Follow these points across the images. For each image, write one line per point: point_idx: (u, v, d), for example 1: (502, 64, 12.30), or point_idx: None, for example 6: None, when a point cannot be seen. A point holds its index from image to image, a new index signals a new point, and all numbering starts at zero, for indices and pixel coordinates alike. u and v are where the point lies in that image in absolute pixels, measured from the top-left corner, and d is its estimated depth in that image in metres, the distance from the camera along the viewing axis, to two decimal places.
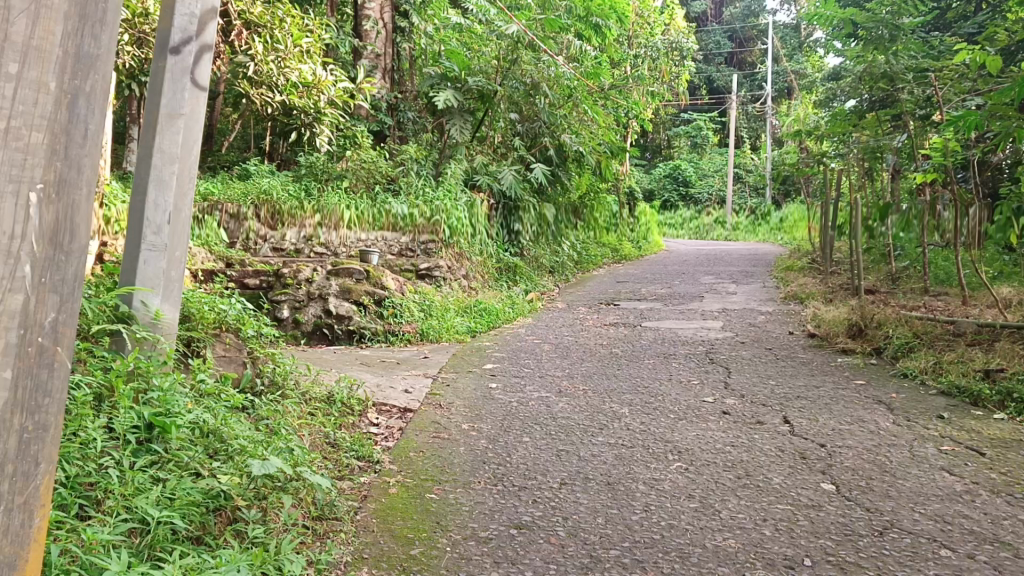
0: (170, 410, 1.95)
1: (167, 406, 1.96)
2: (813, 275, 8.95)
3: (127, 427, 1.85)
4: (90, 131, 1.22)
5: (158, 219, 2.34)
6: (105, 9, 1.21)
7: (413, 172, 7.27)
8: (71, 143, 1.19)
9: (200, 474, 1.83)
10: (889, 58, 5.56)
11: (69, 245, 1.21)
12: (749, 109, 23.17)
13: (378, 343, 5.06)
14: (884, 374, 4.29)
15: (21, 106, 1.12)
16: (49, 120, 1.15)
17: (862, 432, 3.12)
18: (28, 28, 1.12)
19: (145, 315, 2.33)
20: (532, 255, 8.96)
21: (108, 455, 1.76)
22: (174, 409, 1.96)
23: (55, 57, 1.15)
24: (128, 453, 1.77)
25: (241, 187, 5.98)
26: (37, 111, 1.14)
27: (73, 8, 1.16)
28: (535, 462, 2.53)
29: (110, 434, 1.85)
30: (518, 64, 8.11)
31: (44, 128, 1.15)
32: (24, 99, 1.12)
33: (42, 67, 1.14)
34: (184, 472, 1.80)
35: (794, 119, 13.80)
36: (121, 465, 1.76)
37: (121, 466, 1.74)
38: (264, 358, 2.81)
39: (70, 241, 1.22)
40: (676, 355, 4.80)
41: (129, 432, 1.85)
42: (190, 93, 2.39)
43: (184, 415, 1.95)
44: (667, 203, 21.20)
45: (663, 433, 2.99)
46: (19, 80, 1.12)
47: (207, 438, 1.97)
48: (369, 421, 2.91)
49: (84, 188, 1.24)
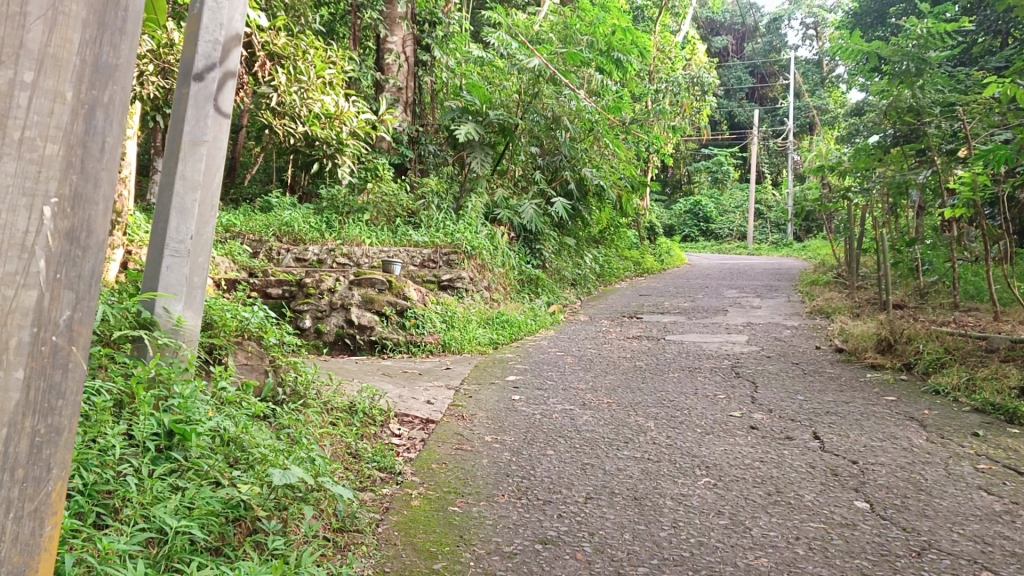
0: (191, 416, 1.92)
1: (187, 412, 1.93)
2: (839, 289, 8.87)
3: (147, 434, 1.82)
4: (107, 144, 1.17)
5: (178, 245, 2.24)
6: (125, 18, 1.16)
7: (433, 205, 7.70)
8: (88, 156, 1.14)
9: (219, 483, 1.79)
10: (916, 91, 5.84)
11: (86, 240, 1.17)
12: (770, 144, 23.62)
13: (401, 353, 5.02)
14: (915, 391, 4.20)
15: (36, 116, 1.07)
16: (64, 132, 1.10)
17: (895, 449, 3.04)
18: (44, 36, 1.07)
19: (166, 324, 2.25)
20: (555, 268, 8.92)
21: (127, 463, 1.74)
22: (195, 416, 1.93)
23: (73, 66, 1.10)
24: (147, 461, 1.74)
25: (264, 221, 6.75)
26: (53, 122, 1.09)
27: (91, 17, 1.11)
28: (560, 474, 2.49)
29: (129, 441, 1.81)
30: (540, 97, 8.39)
31: (60, 140, 1.10)
32: (40, 109, 1.07)
33: (59, 76, 1.09)
34: (204, 481, 1.77)
35: (814, 157, 13.87)
36: (140, 472, 1.72)
37: (140, 474, 1.70)
38: (287, 366, 2.78)
39: (87, 238, 1.17)
40: (701, 368, 4.74)
41: (149, 440, 1.82)
42: (214, 120, 2.27)
43: (205, 421, 1.92)
44: (687, 237, 22.27)
45: (690, 447, 2.92)
46: (35, 89, 1.06)
47: (228, 444, 1.94)
48: (391, 431, 2.87)
49: (101, 203, 1.18)
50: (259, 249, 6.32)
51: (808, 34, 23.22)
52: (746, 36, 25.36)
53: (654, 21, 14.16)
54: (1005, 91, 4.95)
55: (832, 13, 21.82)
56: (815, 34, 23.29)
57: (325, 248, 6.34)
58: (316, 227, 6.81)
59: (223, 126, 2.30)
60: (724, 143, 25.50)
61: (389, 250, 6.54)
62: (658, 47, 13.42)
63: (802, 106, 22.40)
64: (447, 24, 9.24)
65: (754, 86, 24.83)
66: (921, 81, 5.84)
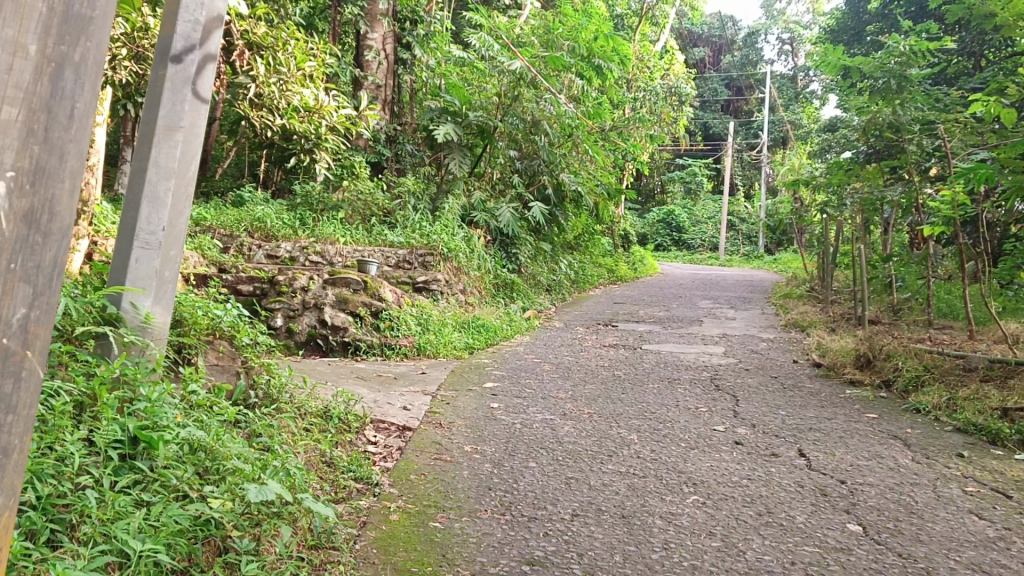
0: (158, 423, 1.78)
1: (154, 419, 1.79)
2: (812, 303, 8.88)
3: (109, 441, 1.68)
4: (76, 111, 1.11)
5: (149, 236, 2.09)
6: None
7: (409, 206, 7.58)
8: (53, 125, 1.07)
9: (188, 497, 1.66)
10: (896, 109, 5.80)
11: (46, 225, 1.10)
12: (743, 156, 23.79)
13: (374, 356, 4.89)
14: (896, 409, 4.16)
15: None
16: (26, 93, 1.03)
17: (882, 469, 2.98)
18: None
19: (133, 320, 2.09)
20: (530, 273, 8.83)
21: (85, 474, 1.60)
22: (163, 422, 1.79)
23: (38, 19, 1.03)
24: (109, 472, 1.61)
25: (236, 216, 6.58)
26: (13, 80, 1.02)
27: None
28: (543, 489, 2.38)
29: (89, 448, 1.68)
30: (519, 100, 8.30)
31: (20, 102, 1.03)
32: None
33: (21, 25, 1.02)
34: (171, 494, 1.64)
35: (787, 171, 13.93)
36: (101, 485, 1.59)
37: (100, 486, 1.57)
38: (259, 368, 2.64)
39: (48, 222, 1.09)
40: (681, 380, 4.67)
41: (111, 447, 1.69)
42: (191, 105, 2.12)
43: (172, 427, 1.78)
44: (659, 247, 22.35)
45: (676, 462, 2.84)
46: None
47: (198, 451, 1.81)
48: (367, 439, 2.74)
49: (67, 180, 1.12)
50: (229, 245, 6.18)
51: (784, 48, 23.44)
52: (723, 48, 25.53)
53: (633, 30, 14.17)
54: (989, 110, 4.93)
55: (807, 29, 22.06)
56: (791, 49, 23.52)
57: (298, 245, 6.20)
58: (289, 223, 6.65)
59: (201, 112, 2.16)
60: (698, 154, 25.61)
61: (363, 250, 6.40)
62: (638, 55, 13.38)
63: (776, 120, 22.57)
64: (428, 24, 9.21)
65: (730, 98, 24.98)
66: (902, 98, 5.83)
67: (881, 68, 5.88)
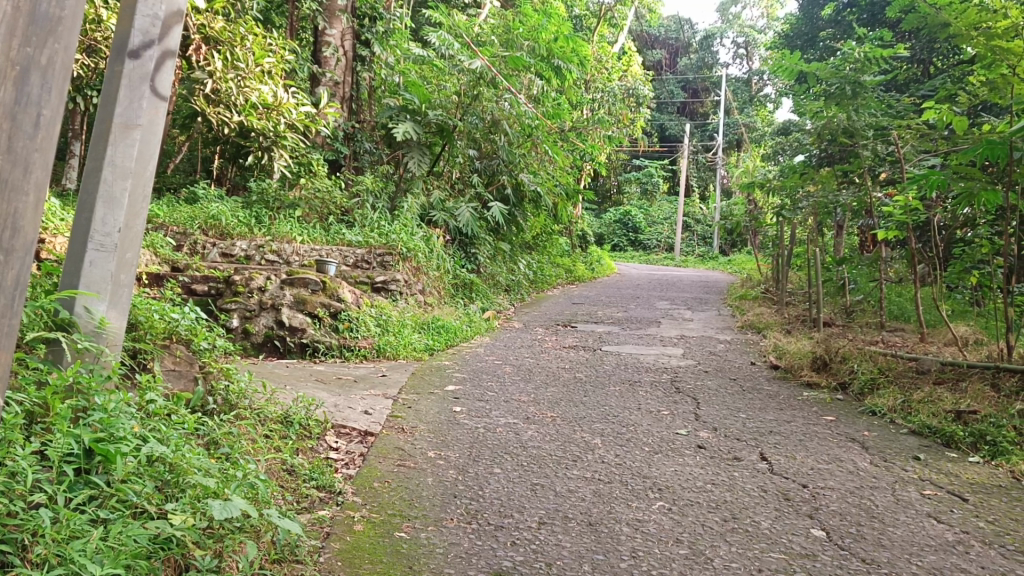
0: (115, 434, 1.70)
1: (112, 430, 1.71)
2: (767, 304, 9.00)
3: (62, 455, 1.61)
4: (41, 123, 1.30)
5: (104, 238, 1.96)
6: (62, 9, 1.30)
7: (368, 204, 7.49)
8: (16, 139, 1.27)
9: (147, 513, 1.60)
10: (851, 114, 5.89)
11: (9, 242, 1.29)
12: (699, 158, 24.06)
13: (333, 358, 4.83)
14: (852, 411, 4.21)
15: None
16: None
17: (841, 472, 3.01)
18: None
19: (87, 325, 1.97)
20: (489, 273, 8.79)
21: (39, 491, 1.53)
22: (119, 432, 1.71)
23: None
24: (63, 488, 1.54)
25: (190, 213, 6.45)
26: None
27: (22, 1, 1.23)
28: (509, 496, 2.35)
29: (42, 463, 1.60)
30: (479, 100, 8.23)
31: None
32: None
33: None
34: (129, 511, 1.57)
35: (742, 173, 14.10)
36: (55, 502, 1.52)
37: (54, 504, 1.50)
38: (218, 373, 2.57)
39: (11, 239, 1.29)
40: (642, 382, 4.68)
41: (67, 461, 1.62)
42: (150, 103, 2.02)
43: (131, 439, 1.71)
44: (616, 247, 22.48)
45: (640, 467, 2.84)
46: None
47: (159, 463, 1.74)
48: (328, 445, 2.69)
49: (31, 193, 1.32)
50: (183, 242, 6.05)
51: (739, 52, 23.73)
52: (679, 51, 25.75)
53: (592, 31, 14.21)
54: (942, 118, 5.02)
55: (762, 34, 22.36)
56: (746, 53, 23.81)
57: (254, 244, 6.10)
58: (245, 221, 6.54)
59: (160, 111, 2.05)
60: (654, 156, 25.81)
61: (321, 249, 6.31)
62: (597, 56, 13.38)
63: (731, 123, 22.83)
64: (388, 20, 9.12)
65: (686, 101, 25.21)
66: (856, 103, 5.92)
67: (838, 73, 5.96)
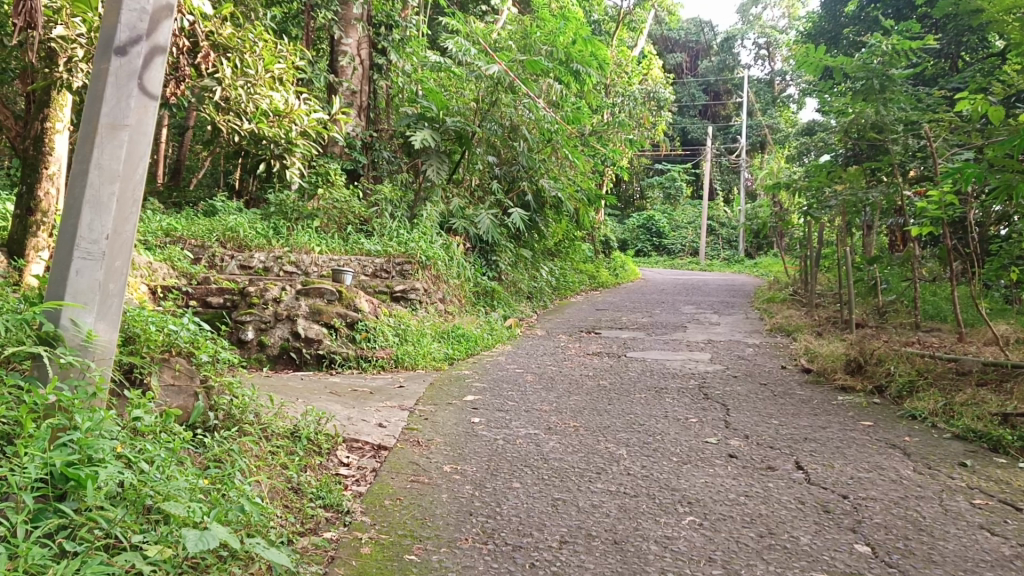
0: (91, 456, 1.57)
1: (88, 452, 1.58)
2: (796, 306, 8.77)
3: (29, 480, 1.47)
4: None
5: (91, 245, 1.82)
6: None
7: (387, 213, 7.39)
8: None
9: (121, 544, 1.46)
10: (880, 108, 5.65)
11: None
12: (722, 161, 23.80)
13: (349, 369, 4.69)
14: (891, 416, 4.02)
15: None
16: None
17: (884, 481, 2.83)
18: None
19: (73, 339, 1.83)
20: (511, 281, 8.65)
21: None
22: (97, 455, 1.58)
23: None
24: (26, 518, 1.40)
25: (207, 226, 6.40)
26: None
27: None
28: (529, 513, 2.21)
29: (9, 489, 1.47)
30: (498, 106, 8.07)
31: None
32: None
33: None
34: (100, 543, 1.43)
35: (766, 175, 13.86)
36: (17, 534, 1.39)
37: (14, 537, 1.37)
38: (220, 388, 2.44)
39: None
40: (669, 389, 4.51)
41: (33, 487, 1.48)
42: (139, 102, 1.89)
43: (111, 462, 1.58)
44: (640, 252, 22.27)
45: (668, 479, 2.68)
46: None
47: (140, 486, 1.60)
48: (339, 461, 2.57)
49: None
50: (200, 256, 5.98)
51: (761, 53, 23.49)
52: (700, 54, 25.51)
53: (610, 36, 14.07)
54: (976, 108, 4.76)
55: (783, 34, 22.13)
56: (767, 54, 23.57)
57: (272, 255, 6.01)
58: (262, 233, 6.46)
59: (150, 110, 1.92)
60: (677, 160, 25.54)
61: (339, 259, 6.22)
62: (616, 60, 13.24)
63: (754, 125, 22.55)
64: (403, 28, 9.06)
65: (708, 103, 24.94)
66: (885, 97, 5.67)
67: (864, 67, 5.75)
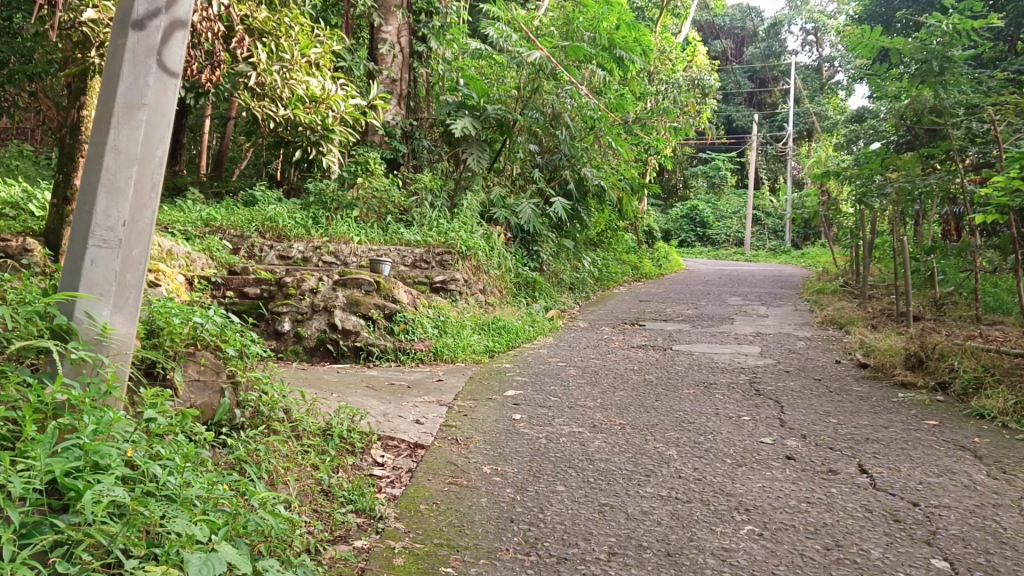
0: (97, 463, 1.45)
1: (93, 458, 1.46)
2: (848, 298, 8.47)
3: (26, 489, 1.35)
4: None
5: (107, 232, 1.70)
6: None
7: (427, 202, 7.27)
8: None
9: (122, 564, 1.33)
10: (938, 91, 5.43)
11: None
12: (768, 149, 23.30)
13: (388, 362, 4.57)
14: (957, 414, 3.78)
15: None
16: None
17: (956, 487, 2.62)
18: None
19: (88, 333, 1.72)
20: (552, 271, 8.47)
21: None
22: (104, 462, 1.46)
23: None
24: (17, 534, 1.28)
25: (247, 216, 6.36)
26: None
27: None
28: (574, 520, 2.05)
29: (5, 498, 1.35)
30: (540, 92, 7.96)
31: None
32: None
33: None
34: (98, 564, 1.30)
35: (814, 163, 13.48)
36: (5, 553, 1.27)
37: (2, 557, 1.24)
38: (248, 384, 2.33)
39: None
40: (718, 384, 4.31)
41: (28, 498, 1.35)
42: (158, 80, 1.76)
43: (118, 469, 1.46)
44: (683, 243, 21.92)
45: (722, 483, 2.50)
46: None
47: (151, 498, 1.47)
48: (373, 460, 2.45)
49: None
50: (240, 246, 5.94)
51: (808, 39, 22.93)
52: (745, 40, 25.01)
53: (655, 22, 13.80)
54: None
55: (832, 19, 21.55)
56: (814, 40, 23.00)
57: (311, 245, 5.93)
58: (302, 223, 6.38)
59: (171, 89, 1.79)
60: (721, 149, 25.08)
61: (378, 249, 6.11)
62: (660, 47, 12.97)
63: (801, 112, 22.03)
64: (444, 15, 8.88)
65: (753, 91, 24.42)
66: (943, 80, 5.45)
67: (923, 48, 5.47)
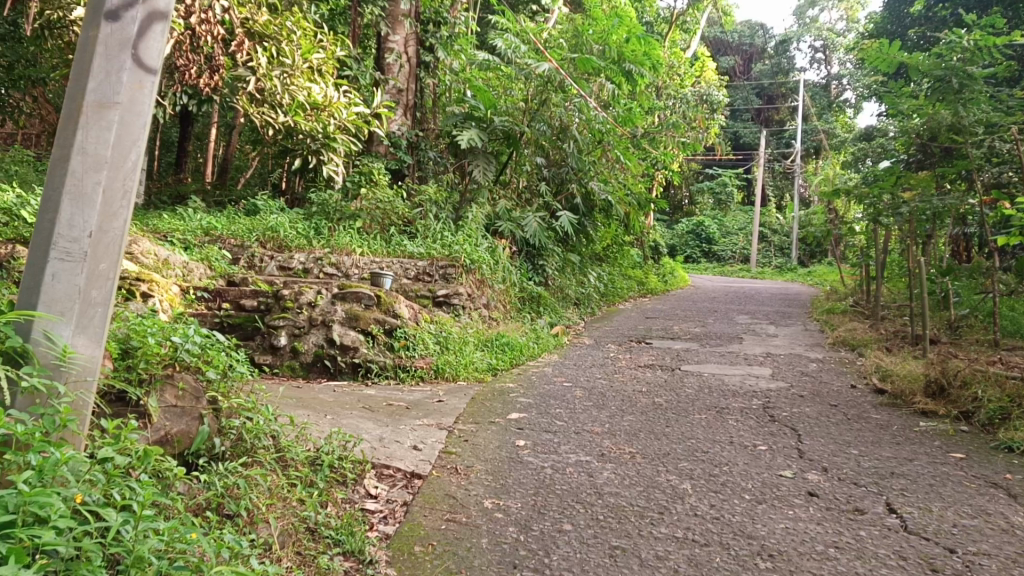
0: (36, 513, 1.28)
1: (31, 509, 1.29)
2: (860, 318, 8.28)
3: None
4: None
5: (70, 243, 1.54)
6: None
7: (431, 214, 7.08)
8: None
9: None
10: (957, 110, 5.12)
11: None
12: (776, 166, 23.13)
13: (386, 380, 4.39)
14: (984, 447, 3.59)
15: None
16: None
17: (994, 531, 2.43)
18: None
19: (46, 356, 1.55)
20: (558, 286, 8.28)
21: None
22: (44, 512, 1.30)
23: None
24: None
25: (247, 225, 6.21)
26: None
27: None
28: (583, 567, 1.87)
29: None
30: (547, 106, 7.69)
31: None
32: None
33: None
34: None
35: (824, 180, 13.33)
36: None
37: None
38: (231, 411, 2.16)
39: None
40: (731, 409, 4.12)
41: None
42: (132, 76, 1.59)
43: (60, 522, 1.29)
44: (689, 258, 21.76)
45: (742, 523, 2.31)
46: None
47: (96, 554, 1.30)
48: (365, 492, 2.28)
49: None
50: (240, 256, 5.80)
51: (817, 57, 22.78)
52: (754, 57, 24.87)
53: (664, 36, 13.65)
54: None
55: (842, 37, 21.41)
56: (824, 58, 22.83)
57: (311, 256, 5.75)
58: (303, 232, 6.23)
59: (148, 86, 1.62)
60: (728, 165, 24.96)
61: (380, 261, 5.93)
62: (669, 61, 12.85)
63: (810, 129, 21.85)
64: (452, 25, 8.76)
65: (762, 107, 24.28)
66: (964, 98, 5.10)
67: (942, 64, 5.17)
